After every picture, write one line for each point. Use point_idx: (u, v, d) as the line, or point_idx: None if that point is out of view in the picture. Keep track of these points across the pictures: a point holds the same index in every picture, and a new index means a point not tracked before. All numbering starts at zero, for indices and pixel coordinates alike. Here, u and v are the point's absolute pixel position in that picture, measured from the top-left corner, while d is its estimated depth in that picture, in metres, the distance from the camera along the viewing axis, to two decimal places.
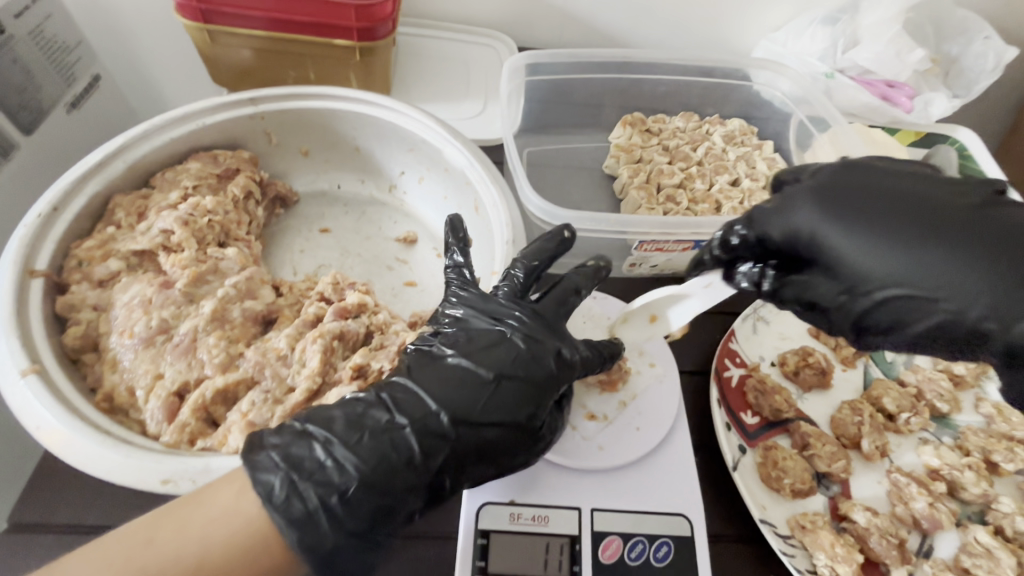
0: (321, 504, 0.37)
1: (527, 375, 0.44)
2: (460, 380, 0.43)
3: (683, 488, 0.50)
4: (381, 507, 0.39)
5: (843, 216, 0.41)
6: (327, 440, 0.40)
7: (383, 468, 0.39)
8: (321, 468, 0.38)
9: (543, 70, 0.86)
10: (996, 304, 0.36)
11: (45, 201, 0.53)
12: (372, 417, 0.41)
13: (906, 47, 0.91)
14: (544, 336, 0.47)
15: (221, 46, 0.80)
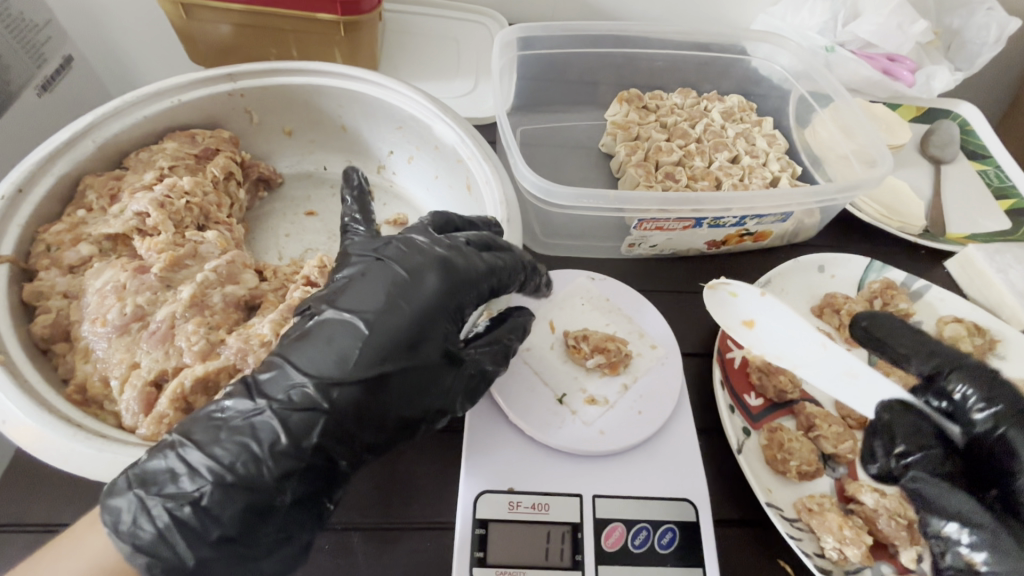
0: (172, 519, 0.35)
1: (404, 316, 0.41)
2: (329, 339, 0.40)
3: (688, 472, 0.49)
4: (247, 507, 0.36)
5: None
6: (182, 445, 0.37)
7: (242, 465, 0.36)
8: (173, 478, 0.36)
9: (537, 44, 0.83)
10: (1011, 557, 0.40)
11: (9, 183, 0.49)
12: (231, 411, 0.38)
13: (908, 19, 0.89)
14: (421, 258, 0.44)
15: (197, 21, 0.76)
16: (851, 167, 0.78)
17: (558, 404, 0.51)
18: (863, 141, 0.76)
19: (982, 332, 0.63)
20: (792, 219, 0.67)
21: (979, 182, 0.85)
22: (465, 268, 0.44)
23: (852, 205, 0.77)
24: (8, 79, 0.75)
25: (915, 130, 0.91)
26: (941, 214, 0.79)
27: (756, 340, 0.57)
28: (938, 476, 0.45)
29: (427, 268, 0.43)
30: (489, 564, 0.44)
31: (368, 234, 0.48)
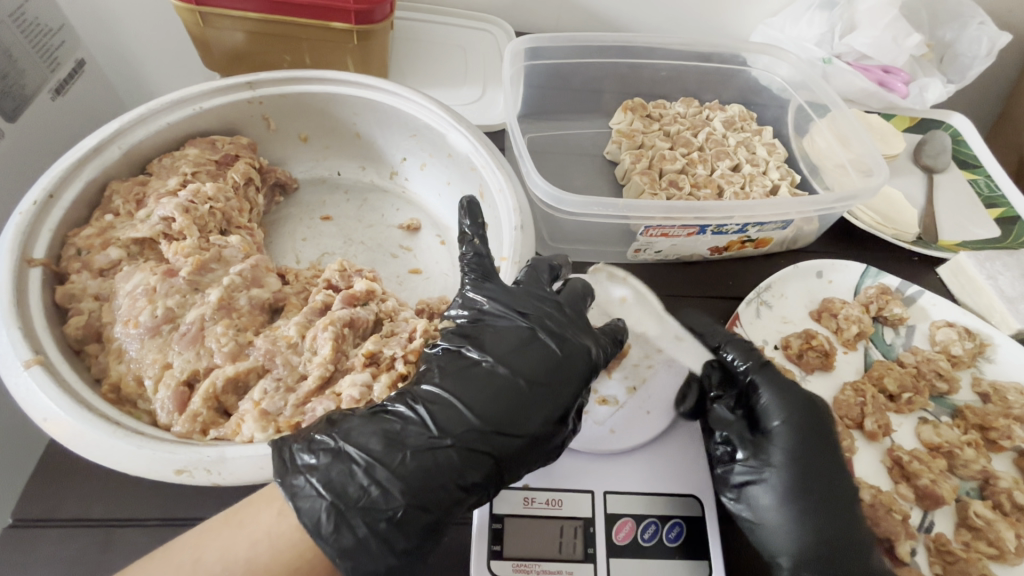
0: (371, 531, 0.38)
1: (563, 377, 0.45)
2: (494, 386, 0.44)
3: (694, 470, 0.51)
4: (433, 524, 0.40)
5: (788, 415, 0.52)
6: (366, 462, 0.39)
7: (428, 486, 0.40)
8: (366, 493, 0.38)
9: (544, 54, 0.85)
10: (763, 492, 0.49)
11: (41, 188, 0.51)
12: (412, 435, 0.41)
13: (903, 32, 0.92)
14: (573, 339, 0.47)
15: (213, 28, 0.78)
16: (848, 176, 0.80)
17: None
18: (858, 151, 0.78)
19: (973, 336, 0.66)
20: (791, 226, 0.70)
21: (969, 190, 0.88)
22: (598, 357, 0.48)
23: (848, 212, 0.79)
24: (24, 85, 0.77)
25: (908, 140, 0.94)
26: (933, 221, 0.82)
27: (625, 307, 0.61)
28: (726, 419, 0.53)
29: (584, 350, 0.47)
30: (506, 557, 0.46)
31: (501, 285, 0.50)
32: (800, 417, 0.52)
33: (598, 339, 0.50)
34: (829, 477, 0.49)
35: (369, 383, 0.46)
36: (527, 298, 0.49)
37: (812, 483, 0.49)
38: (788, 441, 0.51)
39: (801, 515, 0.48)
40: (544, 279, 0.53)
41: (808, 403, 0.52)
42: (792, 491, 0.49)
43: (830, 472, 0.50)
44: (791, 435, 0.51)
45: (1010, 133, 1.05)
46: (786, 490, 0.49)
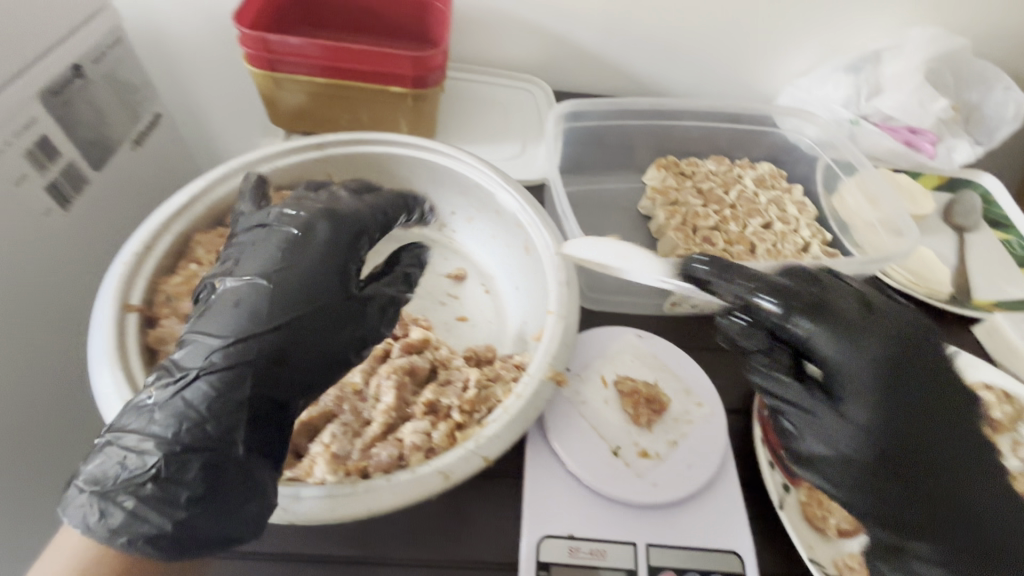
0: (138, 498, 0.40)
1: (309, 265, 0.48)
2: (245, 301, 0.46)
3: (733, 524, 0.52)
4: (206, 464, 0.42)
5: (884, 393, 0.47)
6: (119, 438, 0.41)
7: (188, 430, 0.42)
8: (122, 466, 0.40)
9: (585, 117, 0.91)
10: (850, 471, 0.48)
11: (140, 241, 0.57)
12: (154, 393, 0.43)
13: (930, 96, 0.96)
14: (296, 220, 0.50)
15: (284, 90, 0.86)
16: (877, 235, 0.84)
17: (613, 456, 0.55)
18: (886, 210, 0.83)
19: (1011, 400, 0.67)
20: None
21: (1002, 250, 0.90)
22: (340, 242, 0.51)
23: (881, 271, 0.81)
24: (110, 137, 0.86)
25: (937, 199, 0.97)
26: (966, 281, 0.84)
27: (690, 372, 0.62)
28: (804, 407, 0.50)
29: (301, 227, 0.50)
30: None
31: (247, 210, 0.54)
32: (889, 370, 0.47)
33: (347, 204, 0.54)
34: (928, 449, 0.47)
35: (428, 431, 0.49)
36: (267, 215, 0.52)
37: (903, 457, 0.47)
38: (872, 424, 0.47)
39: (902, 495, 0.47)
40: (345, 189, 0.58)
41: (881, 360, 0.47)
42: (879, 486, 0.47)
43: (937, 445, 0.47)
44: (875, 420, 0.47)
45: None
46: (877, 469, 0.47)
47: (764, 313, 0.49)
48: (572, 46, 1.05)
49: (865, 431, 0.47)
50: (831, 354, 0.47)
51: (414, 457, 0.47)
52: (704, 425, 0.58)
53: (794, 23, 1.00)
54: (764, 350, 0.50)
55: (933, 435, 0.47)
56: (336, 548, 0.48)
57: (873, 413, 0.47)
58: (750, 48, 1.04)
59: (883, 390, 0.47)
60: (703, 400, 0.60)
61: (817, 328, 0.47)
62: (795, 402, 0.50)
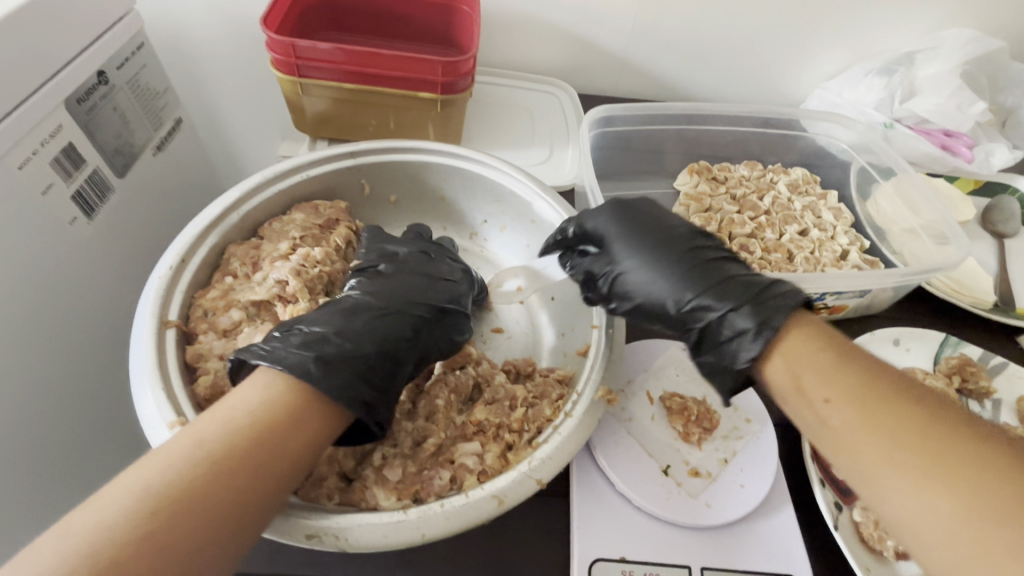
0: (356, 372, 0.45)
1: (462, 276, 0.61)
2: (413, 278, 0.56)
3: (790, 548, 0.51)
4: (393, 374, 0.48)
5: (622, 228, 0.57)
6: (329, 333, 0.47)
7: (391, 339, 0.49)
8: (340, 347, 0.46)
9: (616, 121, 0.88)
10: (679, 290, 0.51)
11: (175, 254, 0.56)
12: (359, 308, 0.50)
13: (968, 100, 0.94)
14: (442, 250, 0.64)
15: (310, 96, 0.85)
16: (920, 241, 0.82)
17: (664, 475, 0.53)
18: (929, 217, 0.80)
19: None
20: (870, 295, 0.71)
21: None
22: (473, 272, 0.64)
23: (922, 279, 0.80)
24: (133, 143, 0.85)
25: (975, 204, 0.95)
26: (1009, 289, 0.82)
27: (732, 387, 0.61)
28: (600, 274, 0.57)
29: (445, 254, 0.63)
30: None
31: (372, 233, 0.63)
32: (636, 225, 0.57)
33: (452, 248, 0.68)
34: (716, 271, 0.52)
35: (481, 453, 0.48)
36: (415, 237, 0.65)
37: (703, 272, 0.52)
38: (671, 254, 0.54)
39: (730, 293, 0.49)
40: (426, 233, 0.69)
41: (632, 223, 0.57)
42: (698, 282, 0.51)
43: (732, 269, 0.52)
44: (676, 253, 0.54)
45: None
46: (696, 277, 0.52)
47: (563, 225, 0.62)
48: (599, 50, 1.04)
49: (655, 264, 0.54)
50: (602, 221, 0.58)
51: (468, 480, 0.46)
52: (757, 443, 0.56)
53: (827, 25, 0.98)
54: (576, 252, 0.61)
55: (724, 252, 0.55)
56: (381, 571, 0.47)
57: (650, 256, 0.54)
58: (780, 50, 1.02)
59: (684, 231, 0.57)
60: (751, 415, 0.58)
61: (583, 213, 0.60)
62: (593, 272, 0.57)
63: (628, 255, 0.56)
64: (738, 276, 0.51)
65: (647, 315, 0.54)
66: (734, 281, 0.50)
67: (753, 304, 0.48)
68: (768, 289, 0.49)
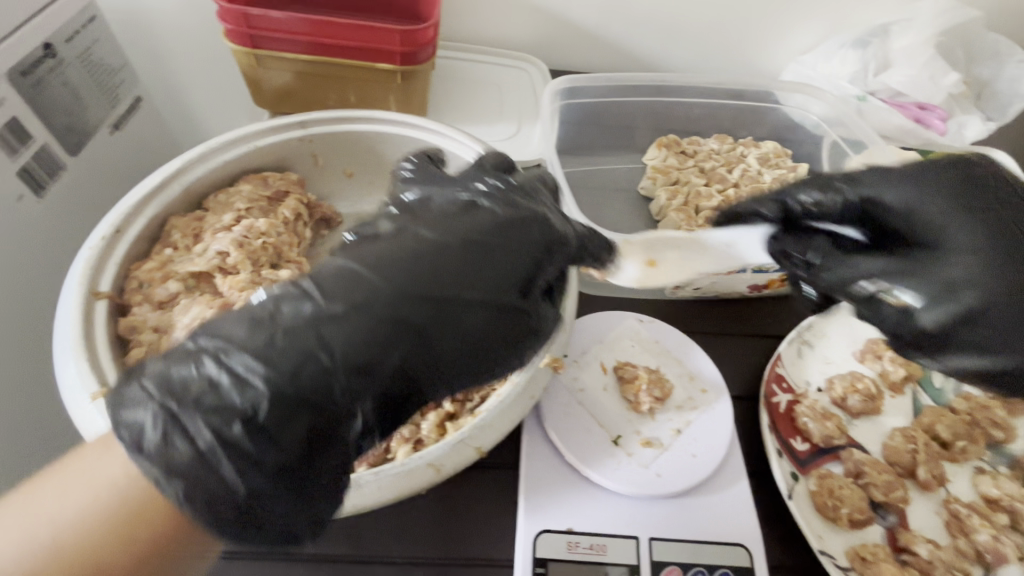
0: (219, 436, 0.31)
1: (508, 250, 0.42)
2: (425, 252, 0.40)
3: (741, 518, 0.50)
4: (311, 429, 0.34)
5: (965, 212, 0.47)
6: (224, 351, 0.33)
7: (302, 380, 0.33)
8: (215, 391, 0.32)
9: (582, 93, 0.87)
10: (994, 302, 0.42)
11: (108, 223, 0.54)
12: (287, 310, 0.35)
13: (940, 71, 0.93)
14: (509, 206, 0.46)
15: (266, 69, 0.82)
16: None
17: (613, 445, 0.52)
18: None
19: None
20: None
21: None
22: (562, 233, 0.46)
23: None
24: (87, 120, 0.82)
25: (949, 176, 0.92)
26: None
27: (689, 356, 0.59)
28: (875, 270, 0.46)
29: (496, 211, 0.45)
30: None
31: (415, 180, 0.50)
32: (938, 204, 0.48)
33: (521, 183, 0.50)
34: None
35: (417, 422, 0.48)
36: (471, 174, 0.50)
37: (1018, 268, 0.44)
38: (970, 238, 0.45)
39: None
40: (491, 165, 0.53)
41: (949, 197, 0.48)
42: None
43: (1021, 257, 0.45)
44: (976, 238, 0.45)
45: None
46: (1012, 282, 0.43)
47: (801, 205, 0.53)
48: (569, 23, 1.01)
49: (971, 255, 0.44)
50: (896, 198, 0.49)
51: (401, 449, 0.46)
52: (712, 414, 0.55)
53: None
54: (838, 245, 0.51)
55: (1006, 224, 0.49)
56: (319, 545, 0.46)
57: (980, 245, 0.45)
58: (756, 22, 1.00)
59: (960, 198, 0.48)
60: (707, 386, 0.57)
61: (852, 189, 0.51)
62: (875, 269, 0.46)
63: (1004, 295, 0.42)
64: None
65: (941, 345, 0.44)
66: None
67: None
68: None
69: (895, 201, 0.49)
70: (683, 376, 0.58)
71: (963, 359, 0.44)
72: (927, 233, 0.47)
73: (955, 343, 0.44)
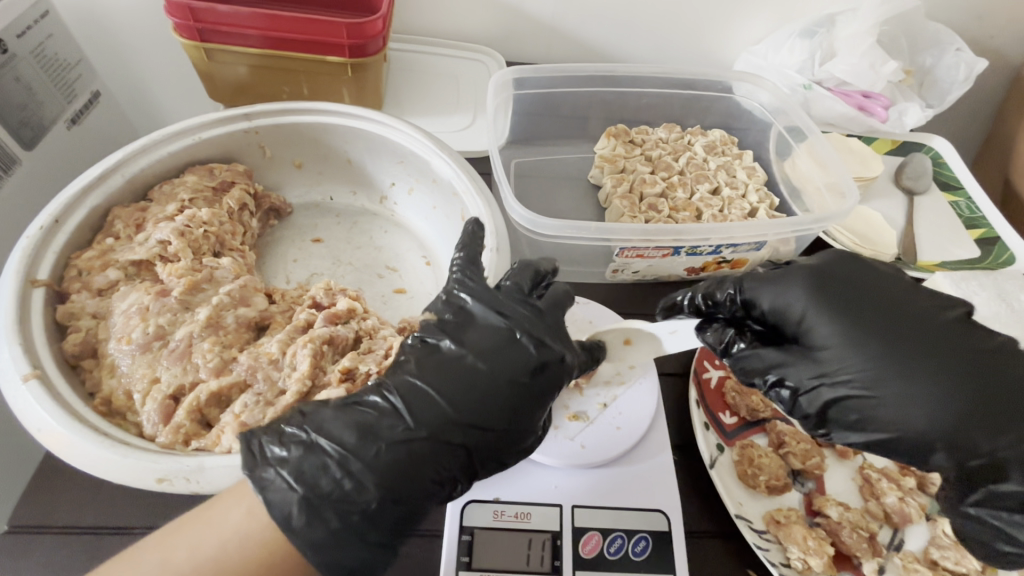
0: (344, 524, 0.40)
1: (529, 384, 0.46)
2: (473, 384, 0.45)
3: (660, 485, 0.52)
4: (407, 518, 0.42)
5: (827, 302, 0.47)
6: (340, 455, 0.41)
7: (401, 482, 0.41)
8: (338, 486, 0.40)
9: (529, 84, 0.89)
10: (884, 397, 0.43)
11: (47, 214, 0.55)
12: (386, 426, 0.42)
13: (880, 59, 0.95)
14: (546, 342, 0.47)
15: (218, 63, 0.83)
16: (824, 199, 0.83)
17: None
18: (833, 175, 0.80)
19: None
20: (766, 248, 0.72)
21: (950, 212, 0.90)
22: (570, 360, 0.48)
23: (827, 234, 0.82)
24: (42, 115, 0.82)
25: (889, 163, 0.97)
26: (913, 242, 0.84)
27: None
28: (797, 379, 0.46)
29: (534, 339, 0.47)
30: (474, 568, 0.47)
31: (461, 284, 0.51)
32: (808, 291, 0.48)
33: (549, 306, 0.50)
34: (911, 339, 0.45)
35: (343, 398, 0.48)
36: (509, 292, 0.50)
37: (896, 350, 0.45)
38: (835, 329, 0.46)
39: (921, 381, 0.43)
40: (527, 281, 0.51)
41: (809, 282, 0.48)
42: (910, 371, 0.44)
43: (907, 326, 0.46)
44: (837, 329, 0.46)
45: (997, 155, 1.08)
46: (892, 365, 0.44)
47: (706, 300, 0.52)
48: (525, 16, 1.03)
49: (844, 351, 0.45)
50: (770, 298, 0.49)
51: None
52: (637, 388, 0.58)
53: None
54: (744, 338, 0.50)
55: (885, 284, 0.49)
56: None
57: (841, 337, 0.46)
58: (707, 14, 1.02)
59: (819, 275, 0.49)
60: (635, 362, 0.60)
61: (737, 291, 0.51)
62: (786, 371, 0.47)
63: (874, 380, 0.44)
64: (917, 340, 0.45)
65: (857, 433, 0.45)
66: (928, 356, 0.44)
67: (948, 393, 0.43)
68: (933, 347, 0.45)
69: (772, 305, 0.49)
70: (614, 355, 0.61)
71: (844, 434, 0.46)
72: (803, 330, 0.48)
73: (832, 420, 0.46)
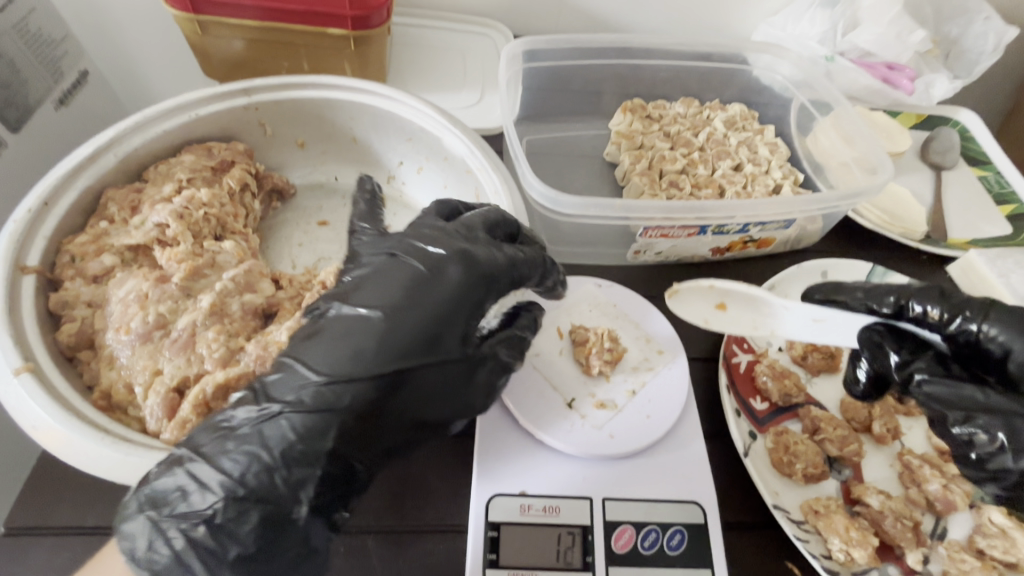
0: (188, 539, 0.37)
1: (435, 304, 0.43)
2: (348, 341, 0.41)
3: (694, 474, 0.50)
4: (264, 520, 0.38)
5: None
6: (192, 461, 0.38)
7: (252, 480, 0.37)
8: (183, 497, 0.37)
9: (540, 57, 0.84)
10: None
11: (35, 196, 0.51)
12: (237, 418, 0.40)
13: (906, 29, 0.91)
14: (439, 252, 0.45)
15: (212, 36, 0.78)
16: (851, 175, 0.79)
17: (568, 408, 0.52)
18: (862, 148, 0.77)
19: None
20: (794, 226, 0.69)
21: (980, 187, 0.87)
22: (485, 263, 0.46)
23: (854, 211, 0.79)
24: (28, 95, 0.78)
25: (915, 137, 0.93)
26: (942, 219, 0.81)
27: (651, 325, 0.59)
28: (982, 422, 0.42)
29: (431, 263, 0.44)
30: (502, 566, 0.45)
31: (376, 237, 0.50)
32: None
33: (458, 227, 0.49)
34: None
35: None
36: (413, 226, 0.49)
37: None
38: None
39: None
40: (436, 214, 0.53)
41: None
42: None
43: None
44: None
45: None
46: None
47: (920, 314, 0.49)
48: None
49: None
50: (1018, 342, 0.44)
51: None
52: (666, 372, 0.56)
53: None
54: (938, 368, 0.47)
55: None
56: None
57: None
58: None
59: None
60: (665, 347, 0.57)
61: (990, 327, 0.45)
62: (974, 413, 0.43)
63: None
64: None
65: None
66: None
67: None
68: None
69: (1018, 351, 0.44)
70: (639, 340, 0.58)
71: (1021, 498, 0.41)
72: None
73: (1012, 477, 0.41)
